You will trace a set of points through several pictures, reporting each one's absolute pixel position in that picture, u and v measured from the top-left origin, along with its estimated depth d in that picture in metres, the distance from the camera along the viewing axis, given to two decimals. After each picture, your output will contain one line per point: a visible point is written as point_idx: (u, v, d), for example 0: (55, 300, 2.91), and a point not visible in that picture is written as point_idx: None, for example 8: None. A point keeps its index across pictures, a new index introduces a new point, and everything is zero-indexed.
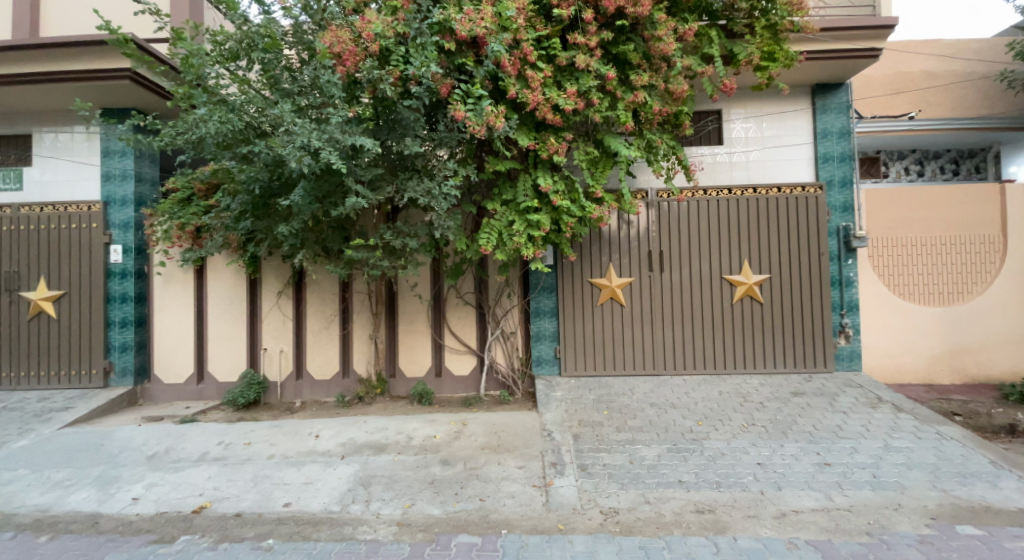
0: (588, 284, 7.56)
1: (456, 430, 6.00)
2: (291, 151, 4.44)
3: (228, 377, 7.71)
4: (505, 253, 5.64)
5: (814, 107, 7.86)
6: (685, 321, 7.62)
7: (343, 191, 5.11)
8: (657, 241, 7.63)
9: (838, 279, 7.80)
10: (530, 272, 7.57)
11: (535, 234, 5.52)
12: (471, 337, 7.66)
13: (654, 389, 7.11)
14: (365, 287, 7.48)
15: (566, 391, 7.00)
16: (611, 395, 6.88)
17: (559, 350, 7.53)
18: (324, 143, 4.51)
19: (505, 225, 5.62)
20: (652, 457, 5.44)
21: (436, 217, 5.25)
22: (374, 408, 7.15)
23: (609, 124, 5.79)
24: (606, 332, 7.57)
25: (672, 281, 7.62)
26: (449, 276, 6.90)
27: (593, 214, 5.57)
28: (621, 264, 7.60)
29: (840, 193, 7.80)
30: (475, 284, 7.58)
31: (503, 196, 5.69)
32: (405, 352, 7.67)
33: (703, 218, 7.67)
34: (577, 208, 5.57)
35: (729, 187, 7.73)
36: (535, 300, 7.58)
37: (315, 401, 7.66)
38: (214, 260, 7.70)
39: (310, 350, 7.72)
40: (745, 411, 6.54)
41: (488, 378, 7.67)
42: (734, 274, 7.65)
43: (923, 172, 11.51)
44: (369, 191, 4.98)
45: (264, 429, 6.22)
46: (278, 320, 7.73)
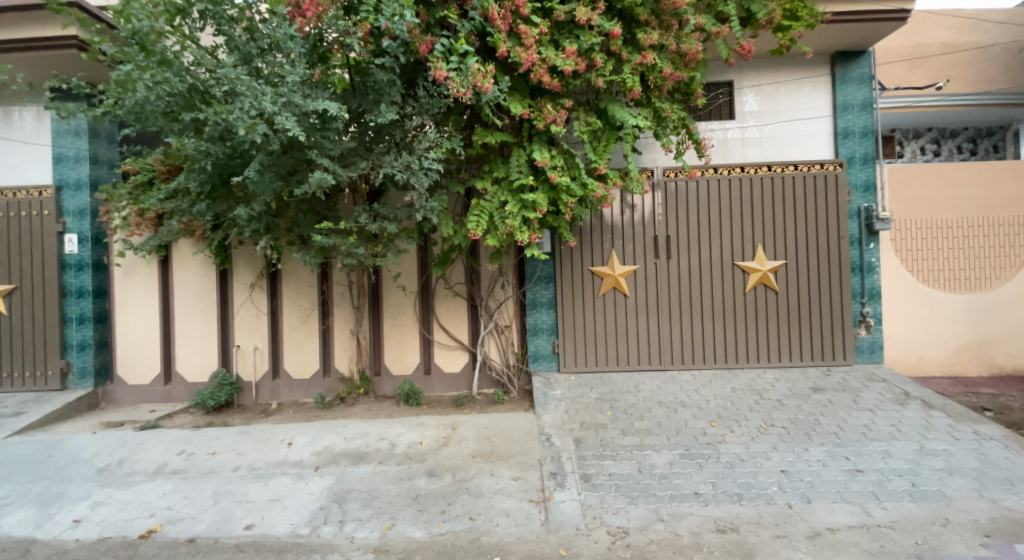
0: (588, 272, 6.95)
1: (445, 436, 5.40)
2: (242, 118, 3.82)
3: (198, 377, 7.10)
4: (497, 238, 5.02)
5: (834, 77, 7.23)
6: (694, 311, 7.02)
7: (309, 167, 4.48)
8: (663, 225, 7.01)
9: (859, 265, 7.22)
10: (526, 260, 6.95)
11: (530, 217, 4.89)
12: (462, 331, 7.06)
13: (662, 386, 6.51)
14: (346, 278, 6.84)
15: (565, 389, 6.40)
16: (615, 393, 6.28)
17: (558, 345, 6.93)
18: (281, 108, 3.88)
19: (497, 207, 4.99)
20: (663, 465, 4.85)
21: (417, 197, 4.62)
22: (356, 410, 6.54)
23: (612, 91, 5.17)
24: (608, 324, 6.97)
25: (680, 268, 7.01)
26: (436, 265, 6.26)
27: (595, 193, 4.93)
28: (625, 251, 6.97)
29: (861, 170, 7.20)
30: (466, 273, 6.94)
31: (494, 173, 5.07)
32: (390, 348, 7.06)
33: (713, 199, 7.05)
34: (578, 187, 4.92)
35: (742, 165, 7.10)
36: (531, 291, 6.96)
37: (293, 403, 7.05)
38: (180, 249, 7.07)
39: (287, 347, 7.11)
40: (763, 409, 5.95)
41: (481, 375, 7.06)
42: (747, 261, 7.04)
43: (939, 152, 10.89)
44: (338, 166, 4.36)
45: (232, 436, 5.61)
46: (252, 315, 7.12)
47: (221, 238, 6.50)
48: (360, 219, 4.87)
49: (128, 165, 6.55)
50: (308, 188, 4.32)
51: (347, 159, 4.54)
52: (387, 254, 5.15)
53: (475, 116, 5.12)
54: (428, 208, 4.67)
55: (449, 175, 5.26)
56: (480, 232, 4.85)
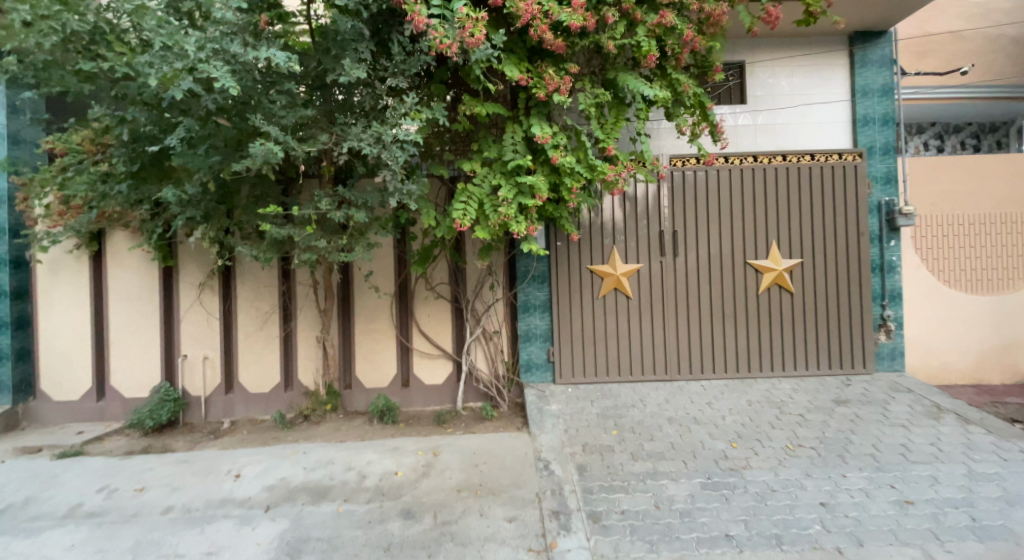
0: (586, 271, 6.19)
1: (424, 464, 4.59)
2: (150, 65, 3.11)
3: (138, 392, 6.22)
4: (487, 230, 4.25)
5: (852, 60, 6.60)
6: (704, 314, 6.32)
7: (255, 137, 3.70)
8: (670, 219, 6.29)
9: (879, 264, 6.58)
10: (518, 257, 6.16)
11: (528, 204, 4.11)
12: (445, 337, 6.23)
13: (670, 399, 5.78)
14: (310, 277, 5.97)
15: (562, 404, 5.63)
16: (618, 409, 5.53)
17: (553, 353, 6.16)
18: (205, 53, 3.17)
19: (488, 193, 4.22)
20: (684, 498, 4.11)
21: (390, 178, 3.82)
22: (321, 430, 5.67)
23: (623, 59, 4.44)
24: (608, 329, 6.22)
25: (688, 267, 6.31)
26: (417, 264, 5.46)
27: (605, 176, 4.17)
28: (627, 248, 6.24)
29: (882, 161, 6.56)
30: (450, 272, 6.12)
31: (484, 153, 4.30)
32: (363, 357, 6.20)
33: (725, 192, 6.36)
34: (584, 169, 4.16)
35: (755, 154, 6.43)
36: (523, 292, 6.18)
37: (248, 421, 6.17)
38: (114, 243, 6.15)
39: (243, 357, 6.23)
40: (786, 426, 5.25)
41: (466, 387, 6.25)
42: (761, 259, 6.36)
43: (945, 147, 10.30)
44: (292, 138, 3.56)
45: (169, 467, 4.75)
46: (202, 320, 6.21)
47: (161, 230, 5.60)
48: (319, 205, 4.04)
49: (51, 144, 5.57)
50: (251, 164, 3.53)
51: (304, 130, 3.77)
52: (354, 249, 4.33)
53: (460, 85, 4.36)
54: (403, 193, 3.88)
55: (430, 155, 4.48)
56: (467, 223, 4.08)
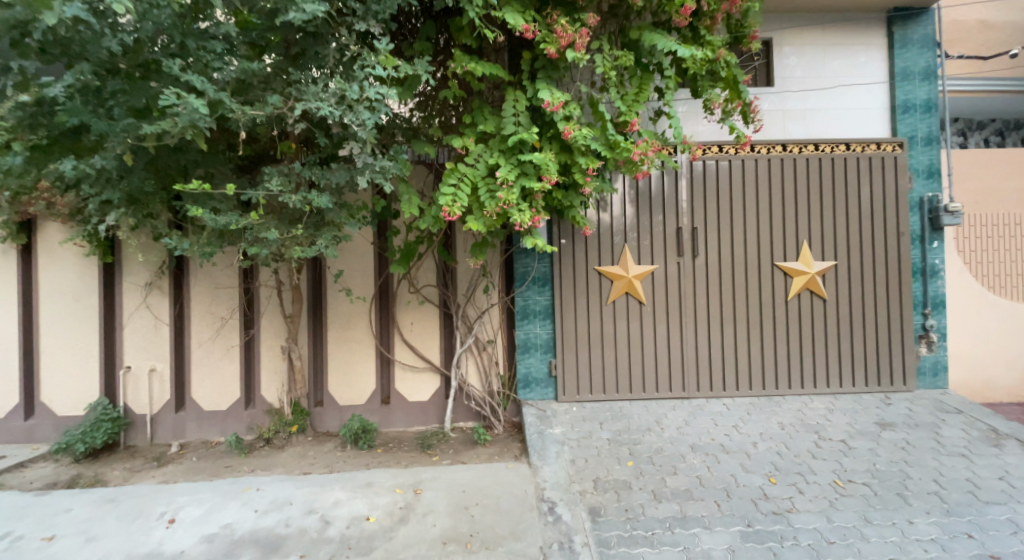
0: (594, 273, 5.41)
1: (402, 507, 3.78)
2: None
3: (72, 409, 5.39)
4: (483, 222, 3.46)
5: (891, 39, 5.89)
6: (727, 323, 5.54)
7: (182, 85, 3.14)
8: (689, 213, 5.53)
9: (919, 268, 5.74)
10: (516, 256, 5.35)
11: (533, 188, 3.31)
12: (432, 348, 5.41)
13: (690, 420, 4.98)
14: (273, 277, 5.13)
15: (567, 427, 4.83)
16: (632, 434, 4.72)
17: (556, 366, 5.36)
18: None
19: (484, 173, 3.43)
20: (722, 555, 3.33)
21: (358, 150, 3.11)
22: (283, 457, 4.85)
23: (649, 19, 3.76)
24: (618, 340, 5.44)
25: (708, 268, 5.54)
26: (398, 263, 4.64)
27: (629, 154, 3.38)
28: (640, 247, 5.47)
29: (924, 152, 5.80)
30: (438, 272, 5.29)
31: (479, 125, 3.52)
32: (336, 369, 5.37)
33: (750, 183, 5.60)
34: (602, 146, 3.39)
35: (784, 142, 5.67)
36: (522, 296, 5.37)
37: (201, 444, 5.33)
38: (47, 234, 5.34)
39: (197, 370, 5.40)
40: (829, 453, 4.48)
41: (455, 405, 5.43)
42: (790, 261, 5.59)
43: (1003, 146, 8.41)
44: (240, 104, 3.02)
45: (92, 509, 3.96)
46: (149, 325, 5.41)
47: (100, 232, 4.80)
48: (269, 186, 3.27)
49: None
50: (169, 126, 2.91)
51: (251, 93, 3.18)
52: (316, 241, 3.58)
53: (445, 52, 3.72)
54: (373, 174, 3.16)
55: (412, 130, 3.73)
56: (458, 211, 3.30)
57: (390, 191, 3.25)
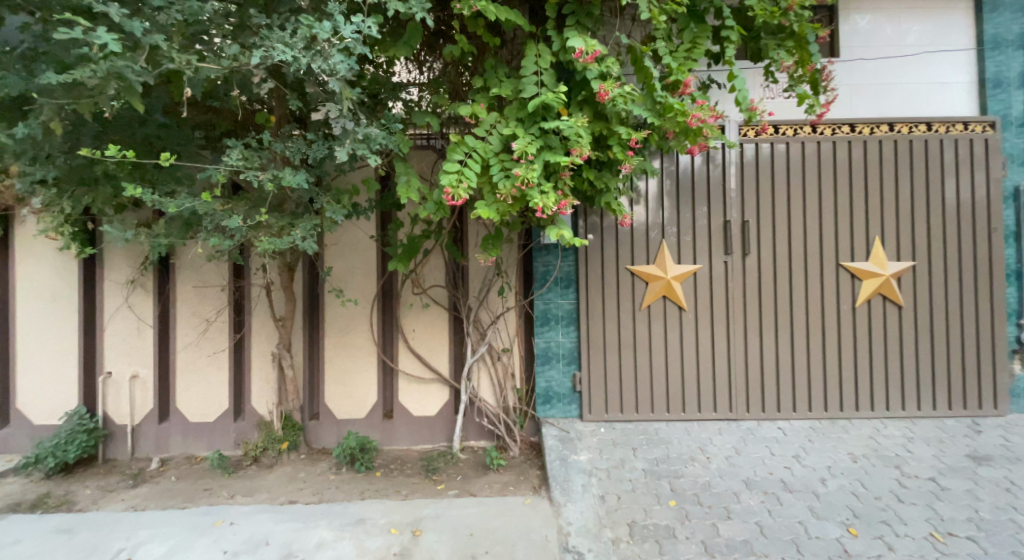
0: (627, 273, 4.63)
1: (396, 554, 3.15)
2: None
3: (48, 418, 4.89)
4: (496, 208, 2.78)
5: (980, 1, 5.01)
6: (784, 331, 4.67)
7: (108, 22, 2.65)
8: (738, 205, 4.68)
9: (1016, 271, 4.81)
10: (536, 252, 4.64)
11: (561, 163, 2.61)
12: (440, 356, 4.76)
13: (740, 449, 4.19)
14: (261, 274, 4.53)
15: (594, 454, 4.10)
16: (672, 464, 3.97)
17: (580, 380, 4.62)
18: None
19: (498, 149, 2.75)
20: None
21: (332, 109, 2.70)
22: (269, 480, 4.25)
23: None
24: (655, 351, 4.64)
25: (762, 268, 4.67)
26: (400, 260, 4.03)
27: (683, 119, 2.67)
28: (682, 244, 4.64)
29: (1020, 135, 4.88)
30: (447, 271, 4.64)
31: (494, 87, 2.85)
32: (333, 379, 4.76)
33: (812, 167, 4.72)
34: (648, 112, 2.73)
35: (853, 121, 4.78)
36: (543, 299, 4.65)
37: (184, 459, 4.78)
38: (23, 225, 4.85)
39: (182, 377, 4.86)
40: (917, 494, 3.69)
41: (466, 422, 4.76)
42: (860, 261, 4.69)
43: None
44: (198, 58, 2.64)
45: (42, 542, 3.43)
46: (131, 327, 4.89)
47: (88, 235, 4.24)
48: (229, 161, 2.71)
49: None
50: (88, 75, 2.49)
51: (211, 46, 2.72)
52: (292, 231, 3.14)
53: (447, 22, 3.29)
54: (355, 146, 2.72)
55: (416, 103, 3.25)
56: (464, 194, 2.63)
57: (377, 165, 2.82)
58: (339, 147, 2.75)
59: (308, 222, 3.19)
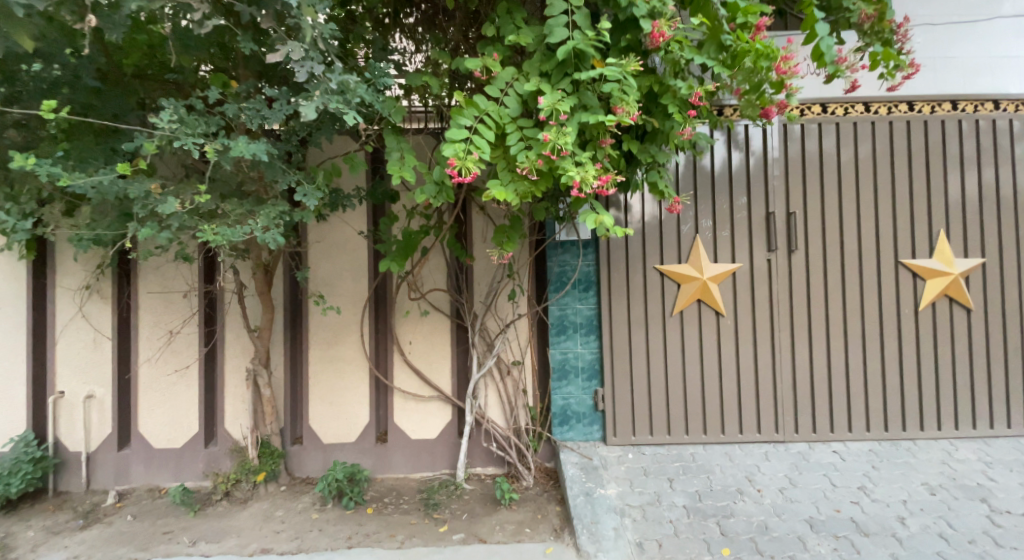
0: (657, 273, 4.00)
1: None
2: None
3: None
4: (517, 189, 2.20)
5: None
6: (837, 339, 4.04)
7: None
8: (782, 195, 4.04)
9: None
10: (551, 249, 4.02)
11: (603, 122, 2.02)
12: (440, 369, 4.13)
13: (796, 479, 3.56)
14: (234, 278, 3.92)
15: (624, 488, 3.48)
16: (719, 500, 3.34)
17: (603, 397, 3.99)
18: None
19: (517, 113, 2.17)
20: None
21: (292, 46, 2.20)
22: (242, 520, 3.64)
23: None
24: (689, 363, 4.01)
25: (812, 267, 4.03)
26: (394, 258, 3.43)
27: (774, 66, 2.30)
28: (719, 239, 4.01)
29: None
30: (448, 272, 4.03)
31: (510, 33, 2.25)
32: (318, 398, 4.13)
33: (866, 152, 4.07)
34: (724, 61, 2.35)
35: (911, 98, 4.12)
36: (559, 304, 4.02)
37: (147, 492, 4.15)
38: None
39: (144, 397, 4.22)
40: (1016, 537, 3.07)
41: (473, 446, 4.11)
42: (924, 258, 4.06)
43: None
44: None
45: None
46: (86, 340, 4.26)
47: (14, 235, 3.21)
48: (163, 123, 2.25)
49: None
50: None
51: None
52: (251, 220, 2.63)
53: None
54: (326, 99, 2.27)
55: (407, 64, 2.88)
56: (475, 169, 2.04)
57: (357, 125, 2.35)
58: (303, 100, 2.29)
59: (270, 209, 2.65)
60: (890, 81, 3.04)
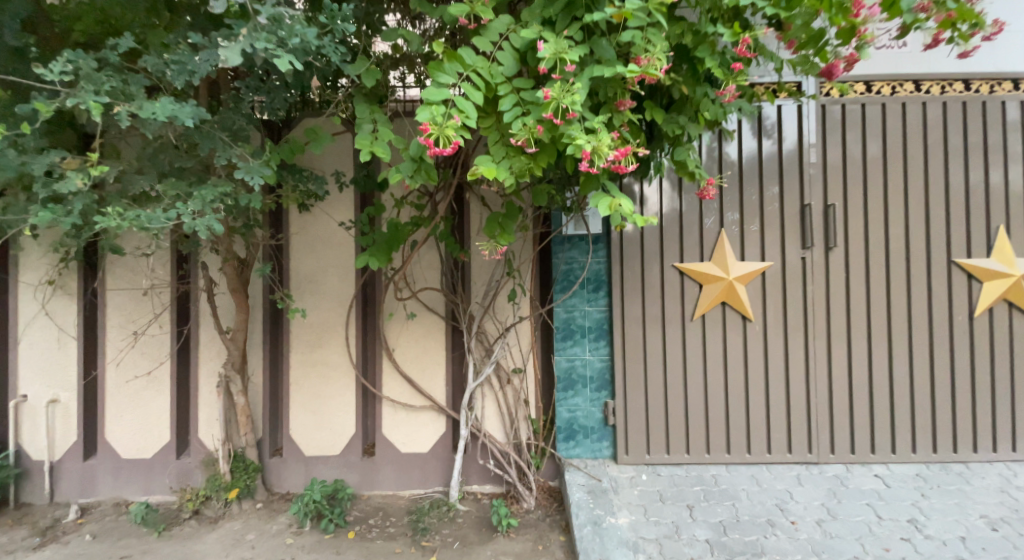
0: (676, 271, 3.56)
1: None
2: None
3: None
4: (515, 164, 1.99)
5: None
6: (880, 347, 3.58)
7: None
8: (820, 185, 3.58)
9: None
10: (555, 245, 3.59)
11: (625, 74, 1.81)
12: (433, 378, 3.72)
13: (834, 509, 3.11)
14: (205, 275, 3.54)
15: (637, 517, 3.05)
16: (746, 534, 2.91)
17: (614, 410, 3.57)
18: None
19: (511, 72, 1.95)
20: None
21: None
22: (209, 544, 3.27)
23: None
24: (711, 372, 3.57)
25: (852, 266, 3.57)
26: (375, 253, 3.04)
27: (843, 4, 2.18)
28: (747, 233, 3.56)
29: None
30: (442, 270, 3.63)
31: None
32: (299, 407, 3.75)
33: (915, 137, 3.59)
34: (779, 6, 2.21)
35: (969, 76, 3.61)
36: (566, 307, 3.59)
37: (114, 506, 3.79)
38: None
39: (112, 403, 3.85)
40: None
41: (469, 462, 3.71)
42: (981, 257, 3.58)
43: None
44: None
45: None
46: (50, 340, 3.89)
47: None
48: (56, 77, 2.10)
49: None
50: None
51: None
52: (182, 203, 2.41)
53: None
54: (253, 39, 2.11)
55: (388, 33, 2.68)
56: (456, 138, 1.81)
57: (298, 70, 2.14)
58: (230, 41, 2.14)
59: (205, 192, 2.43)
60: (963, 43, 2.60)
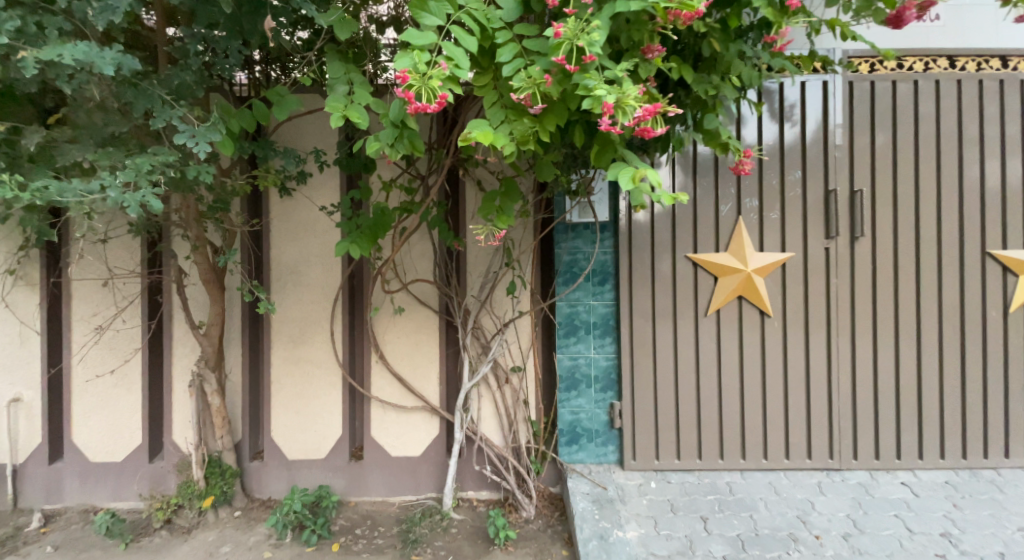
0: (690, 262, 3.28)
1: None
2: None
3: None
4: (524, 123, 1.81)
5: None
6: (909, 345, 3.31)
7: None
8: (846, 169, 3.30)
9: None
10: (557, 233, 3.31)
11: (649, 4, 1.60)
12: (426, 378, 3.45)
13: (861, 521, 2.85)
14: (177, 267, 3.27)
15: (647, 530, 2.78)
16: (767, 551, 2.65)
17: (621, 411, 3.30)
18: None
19: (510, 15, 1.78)
20: None
21: None
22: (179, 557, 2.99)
23: None
24: (727, 372, 3.31)
25: (879, 258, 3.30)
26: (357, 240, 2.75)
27: None
28: (767, 221, 3.28)
29: None
30: (434, 260, 3.35)
31: None
32: (280, 407, 3.46)
33: (949, 117, 3.31)
34: None
35: (1007, 52, 3.34)
36: (569, 300, 3.32)
37: (81, 514, 3.51)
38: None
39: (79, 402, 3.57)
40: None
41: (465, 466, 3.44)
42: (1017, 249, 3.31)
43: None
44: None
45: None
46: (12, 334, 3.60)
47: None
48: None
49: None
50: None
51: None
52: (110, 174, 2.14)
53: None
54: None
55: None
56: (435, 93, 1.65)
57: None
58: None
59: (141, 160, 2.16)
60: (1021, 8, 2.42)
